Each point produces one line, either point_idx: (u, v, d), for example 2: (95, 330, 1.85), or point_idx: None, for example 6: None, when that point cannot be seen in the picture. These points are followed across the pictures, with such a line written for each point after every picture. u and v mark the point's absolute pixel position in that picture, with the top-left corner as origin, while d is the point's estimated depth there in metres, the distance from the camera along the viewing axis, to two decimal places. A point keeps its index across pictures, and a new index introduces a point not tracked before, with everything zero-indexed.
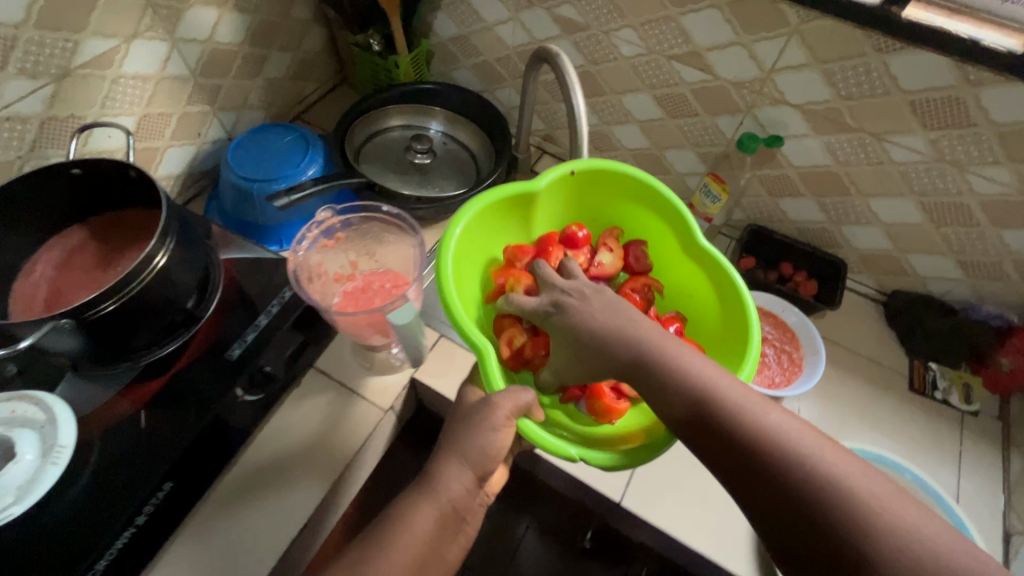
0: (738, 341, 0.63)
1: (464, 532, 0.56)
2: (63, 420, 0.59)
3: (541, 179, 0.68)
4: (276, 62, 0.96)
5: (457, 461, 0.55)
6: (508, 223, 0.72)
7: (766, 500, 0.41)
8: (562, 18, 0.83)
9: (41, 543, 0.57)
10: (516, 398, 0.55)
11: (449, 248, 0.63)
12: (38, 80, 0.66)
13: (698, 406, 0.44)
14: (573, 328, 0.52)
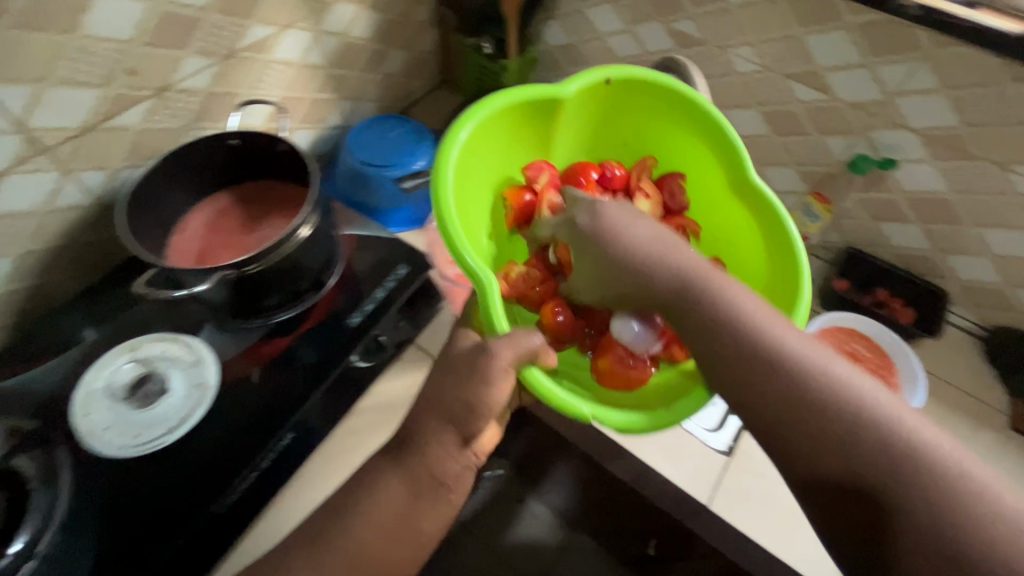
0: (787, 287, 0.66)
1: (445, 497, 0.61)
2: (209, 363, 0.66)
3: (569, 85, 0.70)
4: (395, 59, 1.01)
5: (438, 425, 0.58)
6: (517, 139, 0.75)
7: (799, 422, 0.45)
8: (679, 32, 0.85)
9: (180, 476, 0.62)
10: (516, 344, 0.55)
11: (450, 151, 0.64)
12: (210, 58, 0.73)
13: (738, 349, 0.48)
14: (601, 237, 0.55)
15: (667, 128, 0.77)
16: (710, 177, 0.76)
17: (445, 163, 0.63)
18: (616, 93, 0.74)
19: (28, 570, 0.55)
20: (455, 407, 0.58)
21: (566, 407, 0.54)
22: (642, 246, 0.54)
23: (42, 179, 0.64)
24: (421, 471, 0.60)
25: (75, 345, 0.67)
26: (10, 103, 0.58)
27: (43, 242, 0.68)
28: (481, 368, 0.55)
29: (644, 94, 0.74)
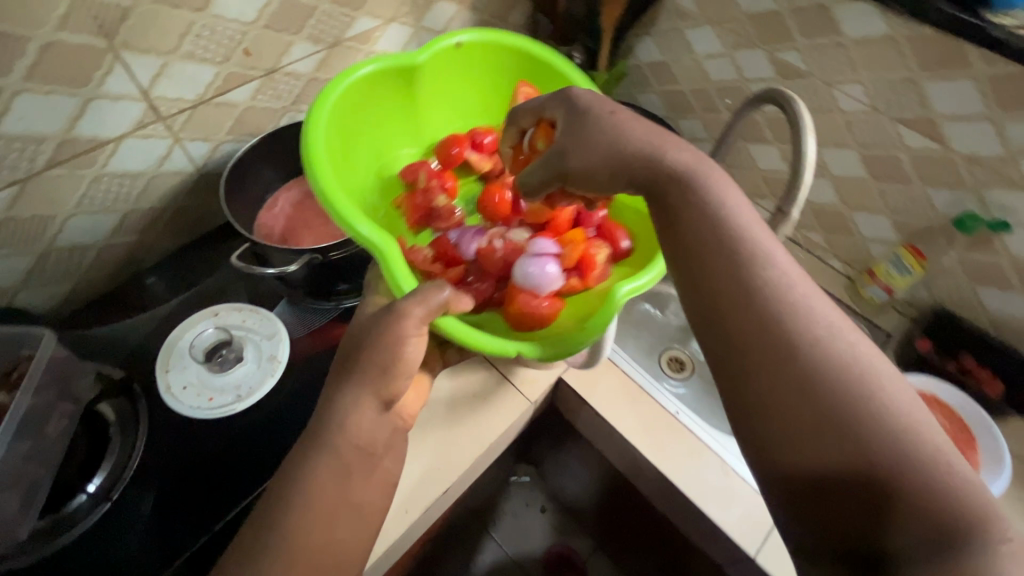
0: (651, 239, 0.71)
1: (378, 469, 0.52)
2: (281, 339, 0.68)
3: (421, 54, 0.74)
4: None
5: (367, 378, 0.48)
6: (389, 117, 0.80)
7: (749, 323, 0.40)
8: (783, 63, 0.82)
9: (245, 443, 0.63)
10: (429, 303, 0.50)
11: (330, 103, 0.68)
12: (318, 45, 0.75)
13: (717, 253, 0.43)
14: (588, 117, 0.51)
15: (537, 93, 0.83)
16: (540, 116, 0.82)
17: (320, 104, 0.67)
18: (461, 67, 0.80)
19: (101, 510, 0.58)
20: (373, 366, 0.48)
21: (488, 348, 0.57)
22: (649, 134, 0.49)
23: (156, 144, 0.68)
24: (348, 450, 0.49)
25: (158, 306, 0.72)
26: (141, 72, 0.61)
27: (147, 203, 0.72)
28: (389, 328, 0.49)
29: (515, 63, 0.81)
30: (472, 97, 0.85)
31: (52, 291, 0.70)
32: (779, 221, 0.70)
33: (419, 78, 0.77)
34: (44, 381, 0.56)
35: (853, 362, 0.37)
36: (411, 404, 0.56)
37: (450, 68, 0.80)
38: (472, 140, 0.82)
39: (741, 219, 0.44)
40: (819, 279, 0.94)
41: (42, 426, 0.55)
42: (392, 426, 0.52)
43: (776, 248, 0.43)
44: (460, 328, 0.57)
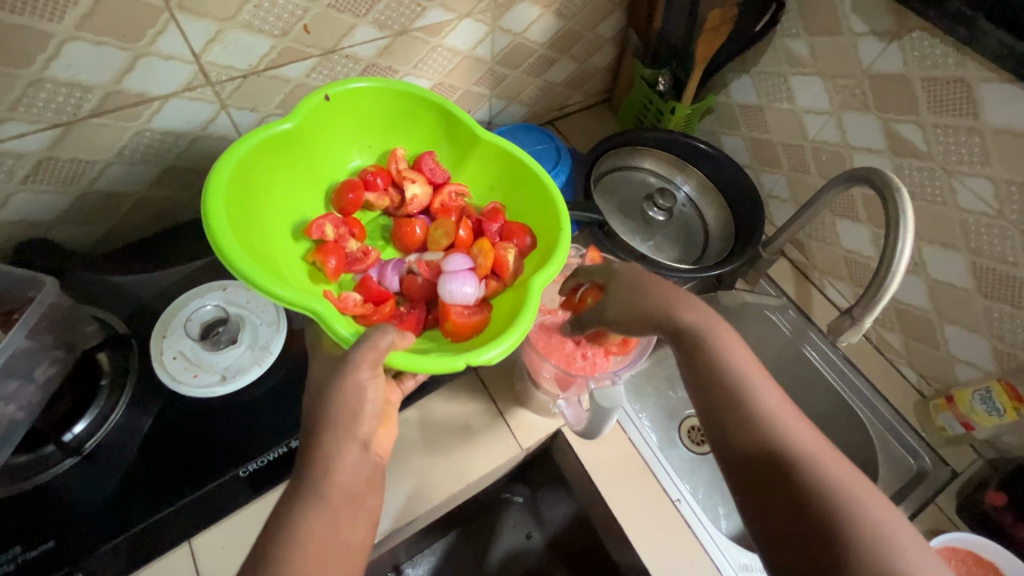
0: (546, 221, 0.67)
1: (365, 508, 0.49)
2: (274, 329, 0.67)
3: (296, 114, 0.63)
4: (561, 68, 0.95)
5: (337, 433, 0.48)
6: (280, 169, 0.66)
7: (753, 466, 0.48)
8: (899, 137, 0.71)
9: (221, 426, 0.63)
10: (378, 348, 0.49)
11: (219, 184, 0.56)
12: (382, 32, 0.72)
13: (731, 403, 0.50)
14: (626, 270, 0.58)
15: (432, 124, 0.72)
16: (458, 146, 0.73)
17: (218, 188, 0.56)
18: (342, 108, 0.68)
19: (67, 465, 0.58)
20: (343, 414, 0.49)
21: (442, 367, 0.52)
22: (670, 294, 0.55)
23: (202, 108, 0.67)
24: (337, 493, 0.48)
25: (174, 266, 0.72)
26: (195, 36, 0.60)
27: (186, 163, 0.72)
28: (346, 381, 0.49)
29: (397, 98, 0.70)
30: (362, 133, 0.72)
31: (84, 232, 0.71)
32: (845, 327, 0.60)
33: (302, 132, 0.65)
34: (39, 326, 0.57)
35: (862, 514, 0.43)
36: (387, 440, 0.54)
37: (333, 110, 0.67)
38: (365, 181, 0.69)
39: (749, 369, 0.52)
40: (885, 389, 0.81)
41: (31, 370, 0.57)
42: (375, 465, 0.51)
43: (778, 403, 0.50)
44: (412, 358, 0.52)
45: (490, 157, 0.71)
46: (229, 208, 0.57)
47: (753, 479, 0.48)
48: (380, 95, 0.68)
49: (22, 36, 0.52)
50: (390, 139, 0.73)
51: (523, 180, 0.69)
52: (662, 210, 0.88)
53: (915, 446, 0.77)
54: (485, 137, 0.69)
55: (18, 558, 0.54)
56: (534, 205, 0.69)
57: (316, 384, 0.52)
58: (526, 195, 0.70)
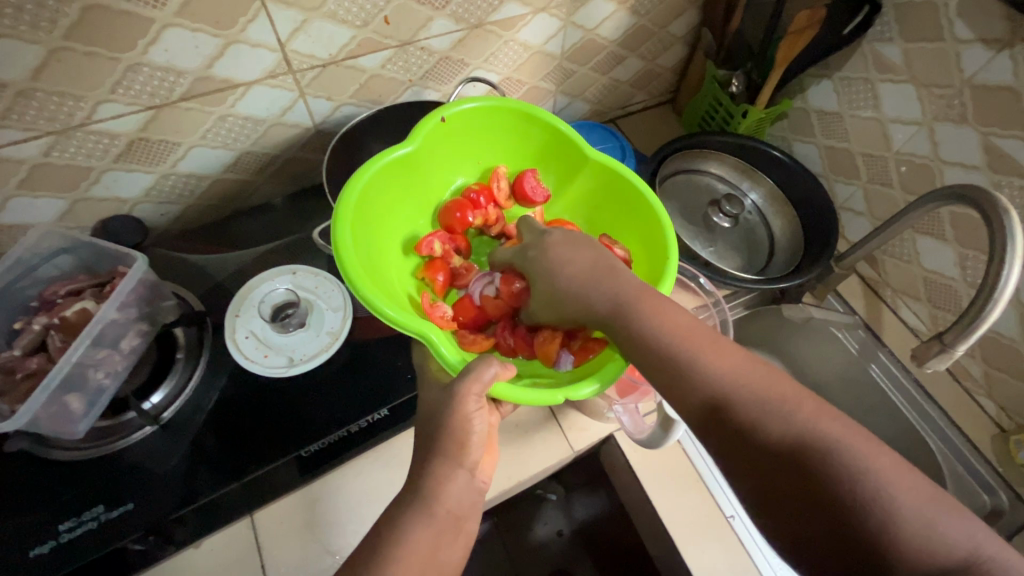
0: (650, 249, 0.64)
1: (465, 534, 0.49)
2: (339, 313, 0.68)
3: (413, 139, 0.63)
4: (629, 66, 0.93)
5: (446, 461, 0.49)
6: (394, 190, 0.66)
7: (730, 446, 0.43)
8: (999, 152, 0.66)
9: (286, 406, 0.64)
10: (482, 380, 0.49)
11: (343, 216, 0.57)
12: (459, 25, 0.71)
13: (678, 386, 0.45)
14: (540, 257, 0.55)
15: (538, 143, 0.70)
16: (564, 168, 0.71)
17: (344, 213, 0.57)
18: (453, 129, 0.67)
19: (146, 431, 0.61)
20: (451, 442, 0.49)
21: (540, 403, 0.51)
22: (590, 269, 0.51)
23: (282, 95, 0.68)
24: (442, 514, 0.48)
25: (245, 247, 0.75)
26: (282, 24, 0.61)
27: (262, 147, 0.74)
28: (452, 413, 0.49)
29: (510, 117, 0.68)
30: (472, 150, 0.71)
31: (165, 209, 0.74)
32: (933, 353, 0.57)
33: (418, 154, 0.65)
34: (127, 300, 0.60)
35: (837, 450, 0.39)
36: (489, 467, 0.54)
37: (445, 132, 0.66)
38: (470, 200, 0.70)
39: (686, 333, 0.47)
40: (959, 418, 0.77)
41: (117, 340, 0.60)
42: (477, 492, 0.51)
43: (729, 359, 0.45)
44: (510, 389, 0.51)
45: (597, 178, 0.69)
46: (354, 239, 0.58)
47: (732, 458, 0.43)
48: (495, 113, 0.67)
49: (126, 22, 0.54)
50: (495, 156, 0.72)
51: (633, 207, 0.66)
52: (727, 217, 0.85)
53: (991, 482, 0.72)
54: (595, 157, 0.67)
55: (101, 517, 0.57)
56: (641, 230, 0.66)
57: (428, 408, 0.53)
58: (634, 224, 0.67)
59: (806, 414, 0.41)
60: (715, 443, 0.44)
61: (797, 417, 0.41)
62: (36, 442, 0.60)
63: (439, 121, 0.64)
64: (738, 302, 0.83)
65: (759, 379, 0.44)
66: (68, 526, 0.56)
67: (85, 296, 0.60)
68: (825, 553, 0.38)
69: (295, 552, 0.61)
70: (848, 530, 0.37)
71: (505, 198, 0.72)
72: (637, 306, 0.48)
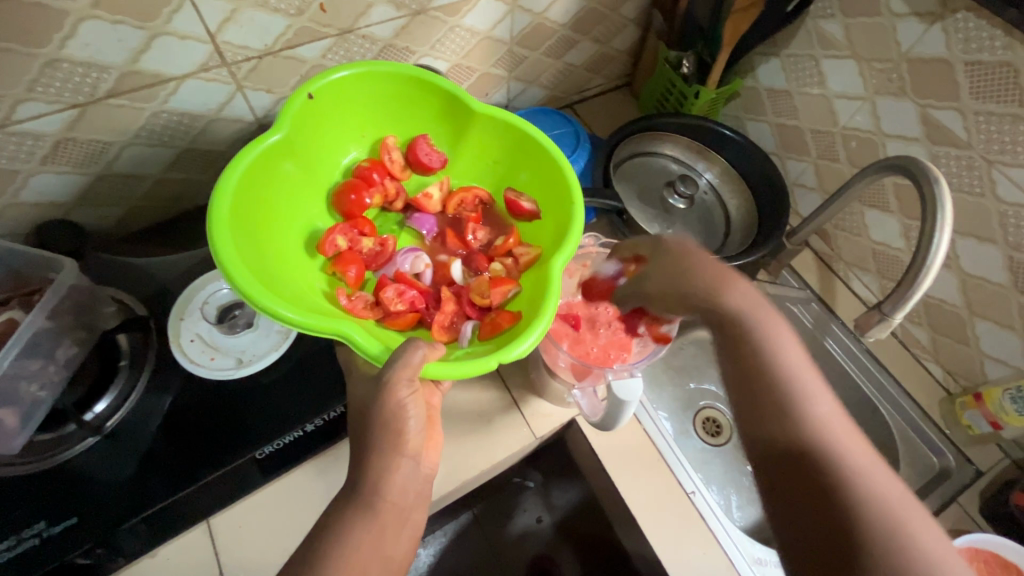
0: (557, 200, 0.65)
1: (411, 524, 0.49)
2: None
3: (282, 122, 0.60)
4: (582, 50, 0.92)
5: (386, 452, 0.48)
6: (278, 186, 0.63)
7: (782, 461, 0.47)
8: (936, 124, 0.68)
9: (239, 410, 0.63)
10: (412, 365, 0.48)
11: (219, 210, 0.54)
12: (400, 11, 0.70)
13: (768, 395, 0.49)
14: (675, 251, 0.56)
15: (413, 105, 0.69)
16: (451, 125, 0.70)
17: (221, 214, 0.54)
18: (327, 105, 0.65)
19: (89, 442, 0.59)
20: (391, 432, 0.48)
21: (477, 373, 0.51)
22: (721, 269, 0.54)
23: (218, 89, 0.66)
24: (385, 507, 0.48)
25: (192, 249, 0.73)
26: (210, 14, 0.59)
27: (204, 144, 0.71)
28: (386, 403, 0.48)
29: (384, 83, 0.66)
30: (352, 125, 0.69)
31: (104, 213, 0.71)
32: (873, 322, 0.58)
33: (291, 141, 0.62)
34: (58, 307, 0.58)
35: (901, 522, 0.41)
36: (435, 453, 0.53)
37: (319, 108, 0.64)
38: (363, 179, 0.68)
39: (796, 361, 0.50)
40: (909, 384, 0.79)
41: (53, 349, 0.58)
42: (425, 477, 0.51)
43: (824, 393, 0.49)
44: (442, 367, 0.51)
45: (489, 130, 0.69)
46: (236, 233, 0.55)
47: (781, 467, 0.47)
48: (367, 83, 0.65)
49: (39, 15, 0.51)
50: (381, 127, 0.71)
51: (530, 152, 0.67)
52: (682, 198, 0.85)
53: (939, 444, 0.75)
54: (478, 109, 0.66)
55: (43, 533, 0.55)
56: (541, 173, 0.67)
57: (356, 405, 0.52)
58: (533, 166, 0.68)
59: (864, 467, 0.45)
60: (769, 457, 0.48)
61: (872, 481, 0.44)
62: None
63: (308, 96, 0.62)
64: None
65: (839, 423, 0.47)
66: (7, 544, 0.54)
67: (13, 304, 0.58)
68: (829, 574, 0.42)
69: (262, 549, 0.59)
70: (860, 562, 0.41)
71: (401, 169, 0.71)
72: (760, 312, 0.52)
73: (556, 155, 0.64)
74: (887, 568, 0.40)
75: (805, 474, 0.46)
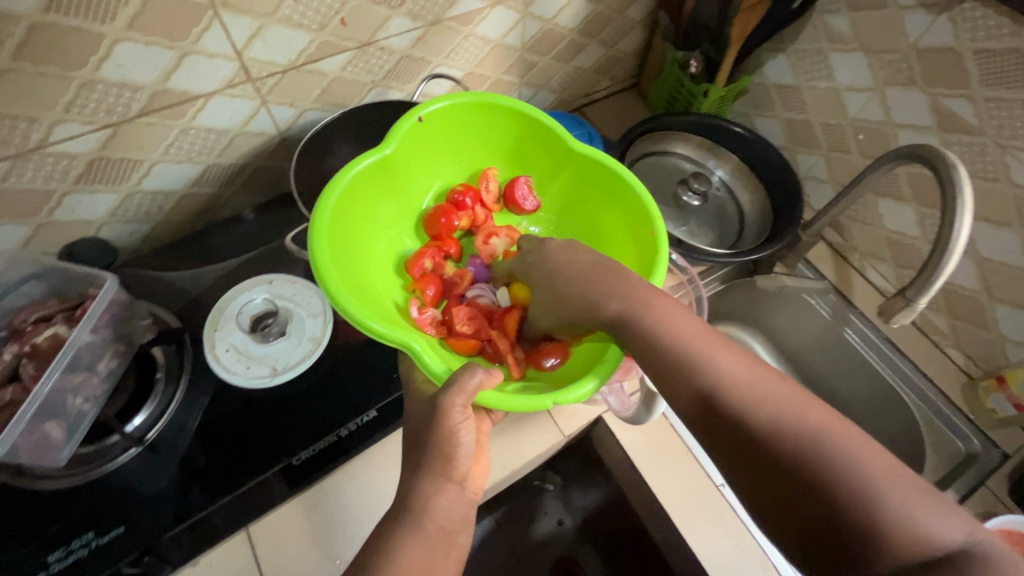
0: (642, 245, 0.65)
1: (458, 544, 0.50)
2: (320, 319, 0.68)
3: (389, 143, 0.64)
4: (590, 54, 0.94)
5: (438, 477, 0.49)
6: (374, 198, 0.68)
7: (720, 434, 0.43)
8: (947, 113, 0.69)
9: (271, 417, 0.64)
10: (466, 390, 0.49)
11: (323, 223, 0.58)
12: (416, 23, 0.72)
13: (681, 374, 0.45)
14: (552, 262, 0.57)
15: (518, 145, 0.73)
16: (549, 165, 0.74)
17: (321, 223, 0.58)
18: (433, 129, 0.69)
19: (131, 453, 0.60)
20: (442, 456, 0.50)
21: (528, 407, 0.52)
22: (591, 275, 0.53)
23: (243, 104, 0.68)
24: (433, 528, 0.48)
25: (221, 261, 0.74)
26: (238, 32, 0.60)
27: (229, 159, 0.73)
28: (441, 423, 0.50)
29: (494, 113, 0.70)
30: (456, 149, 0.73)
31: (132, 229, 0.73)
32: (897, 308, 0.59)
33: (396, 157, 0.67)
34: (101, 320, 0.60)
35: (832, 449, 0.39)
36: (480, 477, 0.54)
37: (424, 133, 0.68)
38: (455, 204, 0.72)
39: (686, 328, 0.47)
40: (931, 371, 0.80)
41: (94, 363, 0.59)
42: (470, 502, 0.51)
43: (730, 349, 0.46)
44: (496, 394, 0.52)
45: (588, 171, 0.70)
46: (330, 241, 0.59)
47: (722, 441, 0.43)
48: (473, 112, 0.69)
49: (76, 40, 0.53)
50: (484, 157, 0.75)
51: (619, 196, 0.68)
52: (695, 195, 0.87)
53: (963, 428, 0.76)
54: (579, 151, 0.68)
55: (92, 543, 0.56)
56: (627, 216, 0.68)
57: (415, 423, 0.53)
58: (622, 211, 0.68)
59: (799, 408, 0.42)
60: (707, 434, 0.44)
61: (794, 416, 0.41)
62: (17, 475, 0.58)
63: (415, 119, 0.65)
64: (716, 276, 0.85)
65: (757, 377, 0.44)
66: (58, 555, 0.56)
67: (56, 320, 0.60)
68: (807, 532, 0.38)
69: (299, 556, 0.60)
70: (831, 512, 0.37)
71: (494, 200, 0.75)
72: (641, 300, 0.50)
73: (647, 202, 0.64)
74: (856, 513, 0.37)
75: (746, 440, 0.42)
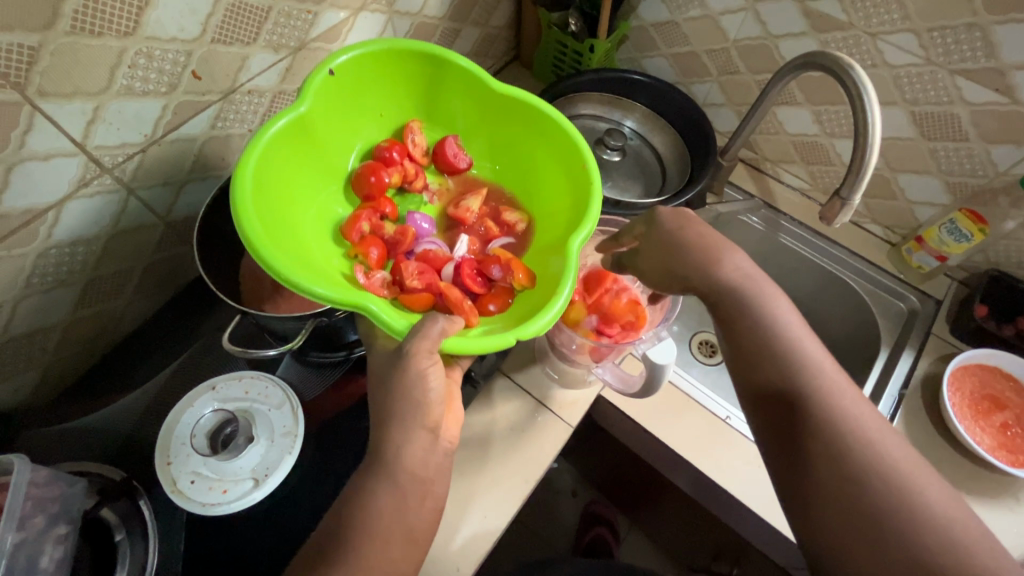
0: (578, 181, 0.66)
1: (432, 495, 0.50)
2: (290, 409, 0.60)
3: (301, 103, 0.60)
4: (466, 37, 0.89)
5: (412, 421, 0.48)
6: (295, 167, 0.64)
7: (777, 405, 0.49)
8: (819, 14, 0.73)
9: (273, 528, 0.57)
10: (431, 336, 0.49)
11: (247, 203, 0.54)
12: (279, 53, 0.63)
13: (768, 353, 0.51)
14: (677, 224, 0.58)
15: (432, 91, 0.71)
16: (474, 108, 0.72)
17: (246, 204, 0.54)
18: (347, 85, 0.66)
19: None
20: (412, 404, 0.48)
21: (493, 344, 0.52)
22: (714, 248, 0.55)
23: (106, 202, 0.57)
24: (405, 477, 0.48)
25: (142, 384, 0.64)
26: (70, 121, 0.49)
27: (109, 267, 0.61)
28: (407, 372, 0.49)
29: (410, 60, 0.67)
30: (373, 106, 0.70)
31: (17, 384, 0.61)
32: (837, 210, 0.62)
33: (311, 120, 0.63)
34: (25, 513, 0.48)
35: (882, 457, 0.44)
36: (455, 426, 0.53)
37: (338, 90, 0.65)
38: (383, 159, 0.69)
39: (792, 325, 0.52)
40: (860, 249, 0.88)
41: (36, 562, 0.49)
42: (444, 452, 0.51)
43: (823, 353, 0.51)
44: (464, 340, 0.52)
45: (511, 113, 0.70)
46: (259, 218, 0.56)
47: (772, 407, 0.50)
48: (382, 63, 0.66)
49: None
50: (406, 111, 0.73)
51: (545, 133, 0.69)
52: (614, 151, 0.86)
53: (900, 290, 0.84)
54: (501, 91, 0.68)
55: None
56: (555, 151, 0.69)
57: (378, 377, 0.52)
58: (549, 146, 0.69)
59: (861, 413, 0.47)
60: (766, 406, 0.50)
61: (856, 424, 0.46)
62: None
63: (324, 75, 0.62)
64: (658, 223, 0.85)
65: (836, 377, 0.49)
66: None
67: None
68: (817, 496, 0.45)
69: None
70: (848, 489, 0.43)
71: (422, 153, 0.73)
72: (755, 287, 0.54)
73: (580, 140, 0.65)
74: (869, 492, 0.43)
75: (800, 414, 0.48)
